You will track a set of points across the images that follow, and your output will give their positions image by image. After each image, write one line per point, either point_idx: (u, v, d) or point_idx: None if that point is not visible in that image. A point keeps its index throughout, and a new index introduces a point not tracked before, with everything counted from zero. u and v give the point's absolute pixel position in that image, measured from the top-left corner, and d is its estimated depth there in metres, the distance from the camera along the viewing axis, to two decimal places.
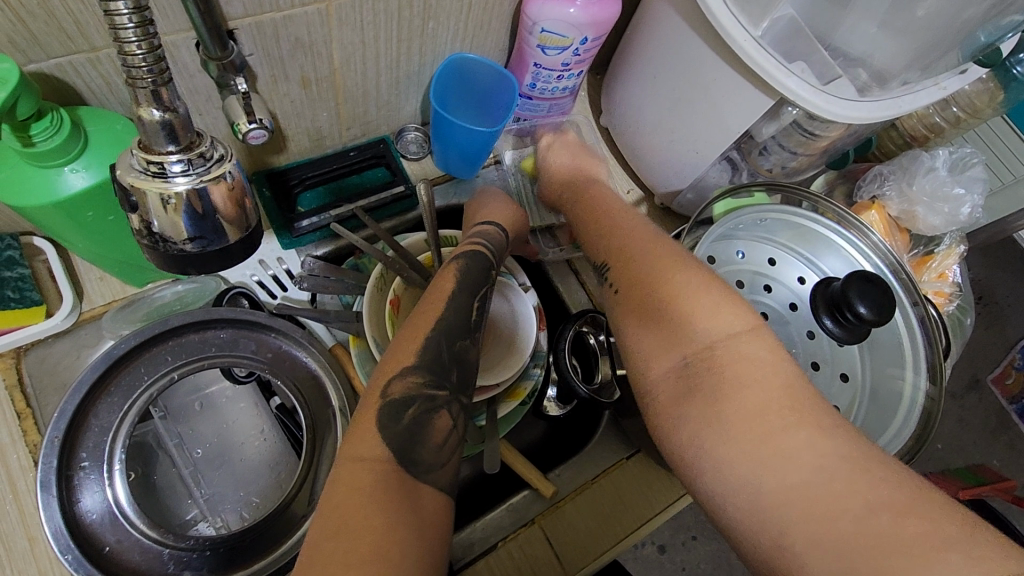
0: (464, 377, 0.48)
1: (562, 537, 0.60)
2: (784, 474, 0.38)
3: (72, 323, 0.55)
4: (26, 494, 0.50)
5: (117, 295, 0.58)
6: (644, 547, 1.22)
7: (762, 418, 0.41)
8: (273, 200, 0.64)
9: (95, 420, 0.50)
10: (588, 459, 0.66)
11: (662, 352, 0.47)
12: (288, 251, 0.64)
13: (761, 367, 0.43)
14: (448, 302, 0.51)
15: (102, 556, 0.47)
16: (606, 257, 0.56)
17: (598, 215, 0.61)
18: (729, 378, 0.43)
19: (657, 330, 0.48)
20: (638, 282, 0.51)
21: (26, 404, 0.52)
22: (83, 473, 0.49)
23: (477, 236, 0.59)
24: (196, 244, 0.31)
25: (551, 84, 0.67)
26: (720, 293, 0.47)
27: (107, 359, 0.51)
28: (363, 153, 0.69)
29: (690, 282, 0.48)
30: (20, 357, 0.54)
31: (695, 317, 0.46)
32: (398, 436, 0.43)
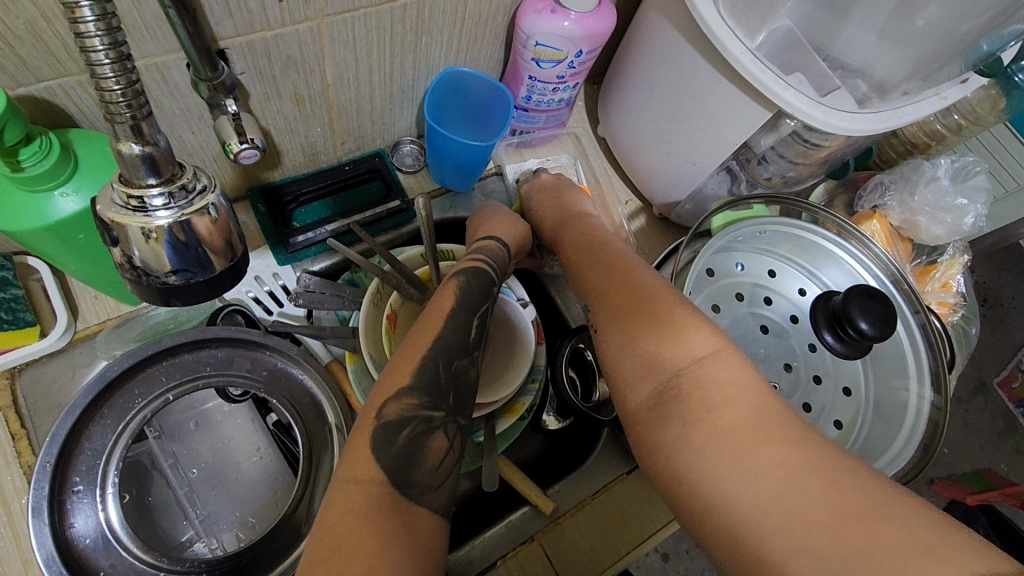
0: (459, 398, 0.47)
1: (561, 554, 0.59)
2: (757, 487, 0.38)
3: (66, 343, 0.55)
4: (21, 516, 0.49)
5: (112, 313, 0.57)
6: (647, 556, 1.22)
7: (731, 439, 0.40)
8: (268, 216, 0.64)
9: (88, 443, 0.50)
10: (588, 474, 0.65)
11: (637, 380, 0.46)
12: (283, 267, 0.63)
13: (728, 389, 0.42)
14: (446, 321, 0.50)
15: None
16: (586, 285, 0.56)
17: (571, 241, 0.61)
18: (704, 401, 0.42)
19: (628, 360, 0.47)
20: (614, 308, 0.50)
21: (21, 425, 0.52)
22: (76, 497, 0.48)
23: (477, 252, 0.58)
24: (182, 278, 0.31)
25: (546, 96, 0.66)
26: (686, 316, 0.47)
27: (100, 381, 0.51)
28: (357, 168, 0.68)
29: (657, 311, 0.48)
30: (15, 378, 0.54)
31: (662, 345, 0.46)
32: (393, 459, 0.42)
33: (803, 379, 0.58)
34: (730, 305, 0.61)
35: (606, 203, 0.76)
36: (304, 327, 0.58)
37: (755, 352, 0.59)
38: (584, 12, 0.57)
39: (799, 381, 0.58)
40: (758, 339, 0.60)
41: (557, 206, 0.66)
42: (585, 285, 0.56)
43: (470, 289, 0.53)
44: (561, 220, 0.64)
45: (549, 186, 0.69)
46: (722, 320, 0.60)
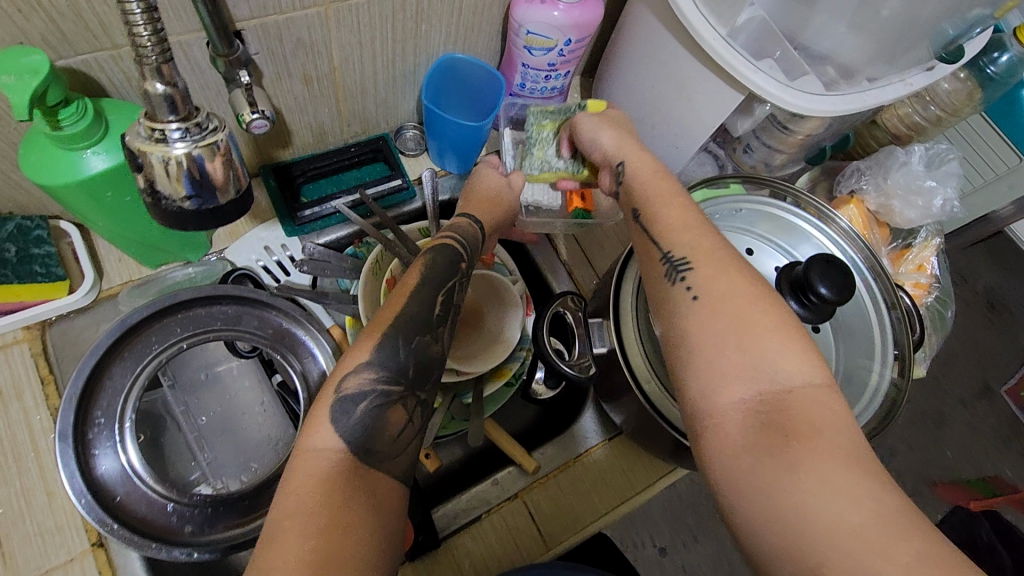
0: (418, 374, 0.48)
1: (545, 511, 0.63)
2: (839, 512, 0.36)
3: (91, 300, 0.61)
4: (47, 452, 0.55)
5: (133, 274, 0.63)
6: (644, 549, 1.18)
7: (832, 463, 0.38)
8: (278, 190, 0.69)
9: (109, 381, 0.55)
10: (572, 440, 0.68)
11: (738, 379, 0.42)
12: (291, 239, 0.68)
13: (833, 421, 0.40)
14: (409, 298, 0.50)
15: (113, 504, 0.51)
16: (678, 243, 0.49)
17: (657, 190, 0.53)
18: (809, 420, 0.40)
19: (732, 354, 0.43)
20: (728, 296, 0.45)
21: (49, 371, 0.58)
22: (97, 429, 0.53)
23: (449, 229, 0.58)
24: (200, 203, 0.36)
25: (539, 84, 0.71)
26: (796, 334, 0.43)
27: (122, 327, 0.56)
28: (362, 149, 0.73)
29: (775, 318, 0.44)
30: (46, 329, 0.59)
31: (775, 352, 0.42)
32: (353, 430, 0.43)
33: None
34: None
35: None
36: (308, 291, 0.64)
37: None
38: (572, 3, 0.62)
39: None
40: None
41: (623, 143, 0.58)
42: (678, 251, 0.49)
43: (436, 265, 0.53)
44: (646, 167, 0.56)
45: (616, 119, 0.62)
46: None
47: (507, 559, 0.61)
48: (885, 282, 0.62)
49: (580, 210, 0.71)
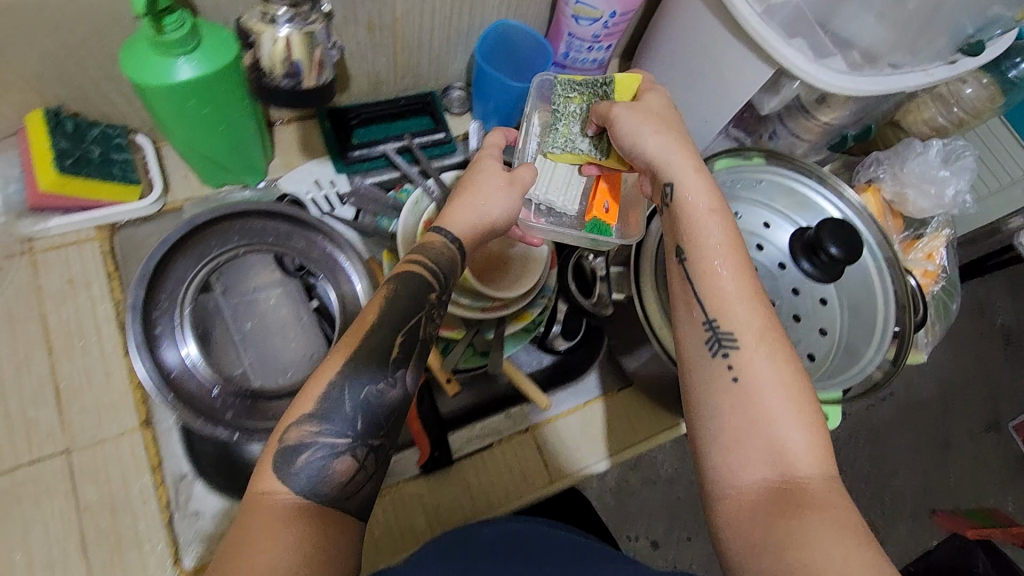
0: (371, 421, 0.42)
1: (552, 448, 0.68)
2: None
3: (157, 210, 0.67)
4: (108, 339, 0.61)
5: (196, 192, 0.69)
6: (637, 541, 1.08)
7: (845, 544, 0.37)
8: (331, 131, 0.75)
9: (174, 270, 0.61)
10: (582, 386, 0.72)
11: (749, 460, 0.41)
12: (340, 176, 0.74)
13: (839, 504, 0.39)
14: (367, 334, 0.44)
15: (168, 377, 0.57)
16: (720, 308, 0.45)
17: (700, 243, 0.48)
18: (815, 502, 0.39)
19: (744, 434, 0.42)
20: (760, 376, 0.43)
21: (115, 268, 0.64)
22: (160, 309, 0.59)
23: (417, 254, 0.49)
24: (292, 82, 0.54)
25: (582, 54, 0.76)
26: (809, 412, 0.42)
27: (189, 225, 0.62)
28: (411, 102, 0.79)
29: (787, 395, 0.43)
30: (115, 232, 0.65)
31: (789, 432, 0.41)
32: (302, 480, 0.40)
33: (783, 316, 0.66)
34: None
35: None
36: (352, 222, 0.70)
37: None
38: None
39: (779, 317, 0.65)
40: None
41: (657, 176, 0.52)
42: (718, 318, 0.45)
43: (395, 308, 0.46)
44: (693, 216, 0.48)
45: (659, 114, 0.53)
46: None
47: (509, 486, 0.66)
48: (898, 275, 0.65)
49: (594, 220, 0.61)
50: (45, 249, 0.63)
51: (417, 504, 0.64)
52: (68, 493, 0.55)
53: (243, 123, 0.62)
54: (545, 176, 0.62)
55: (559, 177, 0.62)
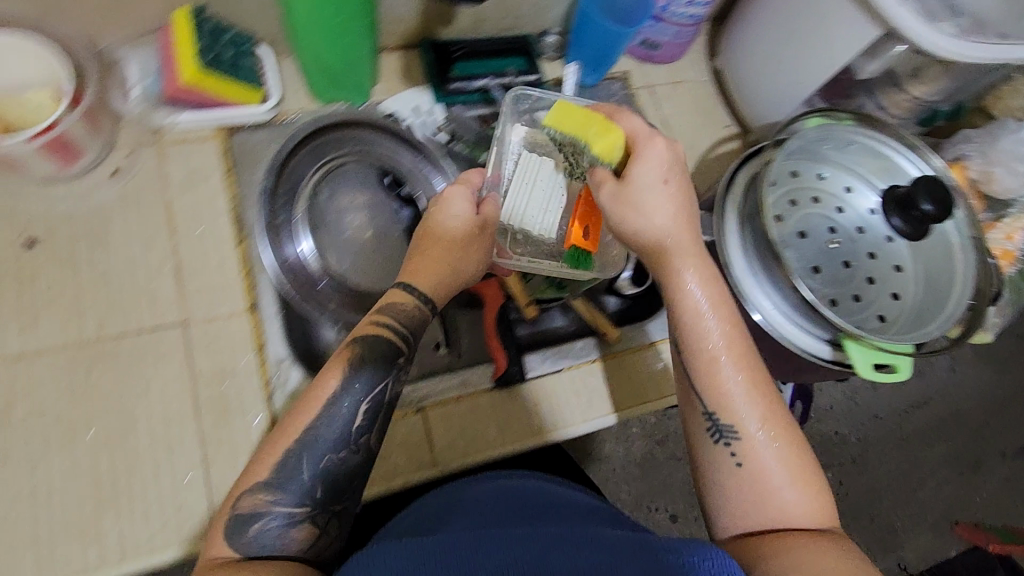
0: (331, 489, 0.46)
1: (619, 380, 0.72)
2: None
3: (271, 118, 0.71)
4: (223, 230, 0.66)
5: (306, 106, 0.73)
6: (656, 513, 1.06)
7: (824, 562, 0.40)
8: (433, 63, 0.78)
9: (295, 168, 0.67)
10: (651, 327, 0.75)
11: (741, 513, 0.47)
12: (437, 106, 0.78)
13: (829, 543, 0.43)
14: (325, 406, 0.46)
15: (283, 260, 0.65)
16: (723, 400, 0.49)
17: (702, 339, 0.51)
18: (804, 542, 0.43)
19: (741, 494, 0.47)
20: (759, 459, 0.47)
21: (231, 168, 0.69)
22: (281, 200, 0.66)
23: (386, 313, 0.52)
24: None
25: (680, 9, 0.77)
26: (806, 471, 0.47)
27: (311, 128, 0.68)
28: (508, 43, 0.81)
29: (785, 452, 0.48)
30: (233, 134, 0.70)
31: (783, 486, 0.46)
32: (250, 544, 0.43)
33: (856, 277, 0.68)
34: (805, 205, 0.70)
35: (707, 121, 0.89)
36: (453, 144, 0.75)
37: (819, 244, 0.69)
38: None
39: (853, 277, 0.68)
40: (824, 236, 0.69)
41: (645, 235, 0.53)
42: (714, 399, 0.49)
43: (357, 378, 0.48)
44: (693, 312, 0.51)
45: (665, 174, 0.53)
46: (796, 213, 0.69)
47: (576, 409, 0.70)
48: (981, 257, 0.65)
49: (575, 252, 0.61)
50: (170, 142, 0.68)
51: (490, 413, 0.68)
52: (183, 360, 0.61)
53: (359, 44, 0.66)
54: (520, 207, 0.62)
55: (536, 199, 0.62)
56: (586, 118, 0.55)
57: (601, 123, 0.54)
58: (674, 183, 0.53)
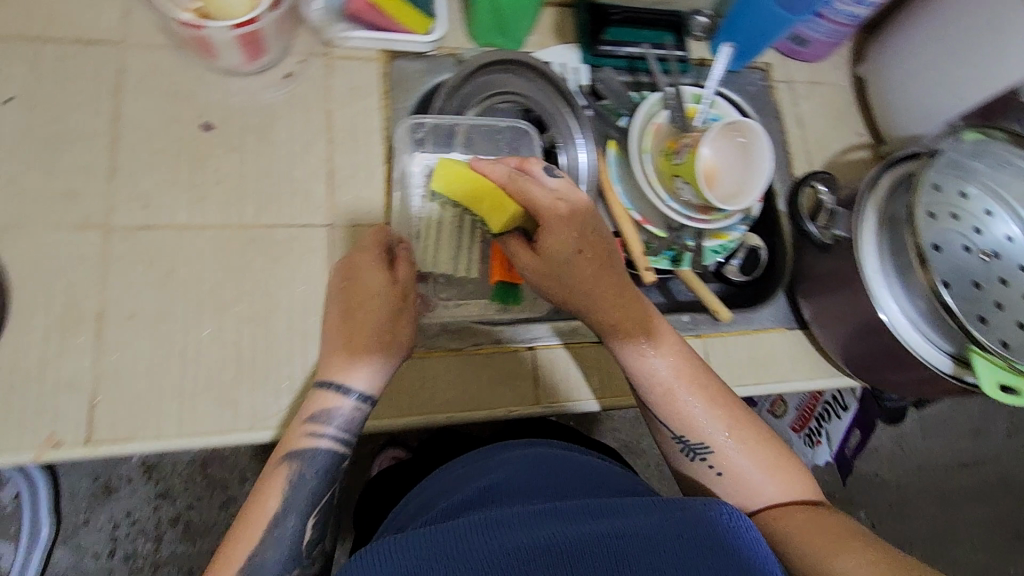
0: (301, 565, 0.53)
1: (719, 357, 0.74)
2: (807, 556, 0.48)
3: (430, 49, 0.74)
4: (373, 147, 0.69)
5: (463, 43, 0.75)
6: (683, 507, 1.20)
7: (810, 535, 0.49)
8: (588, 22, 0.79)
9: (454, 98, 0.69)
10: (757, 315, 0.77)
11: (733, 500, 0.55)
12: (582, 66, 0.80)
13: (808, 514, 0.52)
14: (279, 503, 0.53)
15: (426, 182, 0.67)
16: (684, 420, 0.56)
17: (651, 381, 0.58)
18: (786, 517, 0.52)
19: (731, 489, 0.55)
20: (730, 464, 0.55)
21: (387, 90, 0.72)
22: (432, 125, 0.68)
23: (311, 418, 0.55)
24: None
25: (847, 7, 0.76)
26: (773, 461, 0.55)
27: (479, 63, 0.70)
28: (663, 15, 0.81)
29: (756, 451, 0.56)
30: (393, 59, 0.73)
31: (761, 476, 0.55)
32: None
33: (985, 299, 0.65)
34: (945, 219, 0.67)
35: (840, 125, 0.88)
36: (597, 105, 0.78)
37: (953, 258, 0.66)
38: None
39: (982, 298, 0.65)
40: (958, 252, 0.67)
41: (599, 299, 0.57)
42: (675, 420, 0.57)
43: (315, 458, 0.54)
44: (637, 358, 0.58)
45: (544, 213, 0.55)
46: (935, 223, 0.67)
47: None
48: None
49: (501, 285, 0.68)
50: (339, 56, 0.71)
51: (595, 361, 0.69)
52: (325, 259, 0.65)
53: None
54: (431, 247, 0.66)
55: (449, 243, 0.66)
56: (476, 183, 0.59)
57: (494, 200, 0.57)
58: (575, 228, 0.54)
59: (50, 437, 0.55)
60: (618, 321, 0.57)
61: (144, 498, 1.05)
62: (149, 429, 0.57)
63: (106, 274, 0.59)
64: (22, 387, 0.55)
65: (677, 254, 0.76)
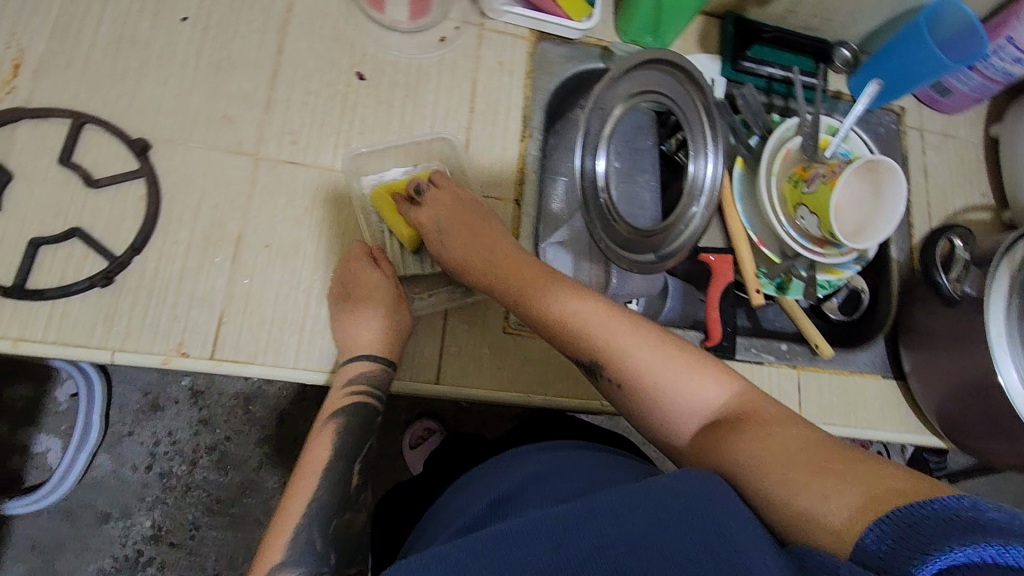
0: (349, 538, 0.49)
1: (812, 392, 0.73)
2: (794, 490, 0.39)
3: (577, 38, 0.74)
4: (510, 124, 0.70)
5: (610, 37, 0.75)
6: None
7: (794, 460, 0.41)
8: (733, 37, 0.79)
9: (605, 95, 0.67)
10: (853, 358, 0.76)
11: (677, 428, 0.48)
12: (721, 78, 0.79)
13: (774, 427, 0.44)
14: (329, 456, 0.52)
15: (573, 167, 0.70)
16: (590, 350, 0.51)
17: (565, 322, 0.52)
18: (757, 436, 0.43)
19: (667, 417, 0.48)
20: (638, 373, 0.49)
21: (530, 70, 0.72)
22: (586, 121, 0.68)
23: (354, 376, 0.56)
24: None
25: (1003, 64, 0.74)
26: (707, 366, 0.49)
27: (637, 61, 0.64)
28: (809, 41, 0.80)
29: (676, 361, 0.49)
30: (539, 41, 0.73)
31: (690, 386, 0.48)
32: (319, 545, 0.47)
33: None
34: None
35: (964, 182, 0.86)
36: (731, 119, 0.77)
37: None
38: None
39: None
40: None
41: (481, 258, 0.58)
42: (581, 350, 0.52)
43: (354, 412, 0.55)
44: (533, 295, 0.54)
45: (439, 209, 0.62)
46: None
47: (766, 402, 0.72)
48: None
49: None
50: (491, 29, 0.72)
51: None
52: None
53: (687, 6, 0.68)
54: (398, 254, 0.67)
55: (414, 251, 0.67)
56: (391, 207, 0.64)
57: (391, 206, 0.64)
58: (447, 204, 0.62)
59: (180, 345, 0.57)
60: (501, 272, 0.57)
61: (186, 422, 0.98)
62: (270, 356, 0.59)
63: (249, 201, 0.61)
64: (161, 294, 0.58)
65: (785, 281, 0.76)
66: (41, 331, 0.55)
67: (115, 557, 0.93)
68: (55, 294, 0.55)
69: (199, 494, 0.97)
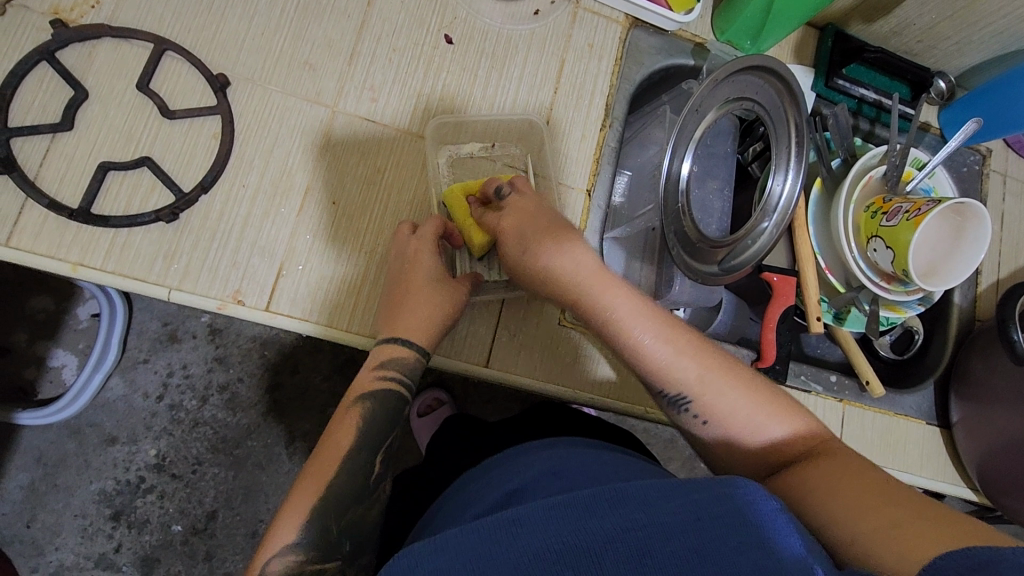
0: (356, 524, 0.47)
1: (853, 428, 0.73)
2: (846, 516, 0.38)
3: (672, 30, 0.70)
4: (592, 110, 0.67)
5: (706, 34, 0.72)
6: None
7: (847, 487, 0.40)
8: (830, 51, 0.76)
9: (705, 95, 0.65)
10: (898, 400, 0.75)
11: (748, 460, 0.47)
12: (811, 92, 0.76)
13: (846, 464, 0.42)
14: (350, 443, 0.49)
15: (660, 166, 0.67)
16: (683, 379, 0.49)
17: (639, 354, 0.50)
18: (822, 468, 0.42)
19: (735, 447, 0.47)
20: (725, 417, 0.47)
21: (619, 56, 0.69)
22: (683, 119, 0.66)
23: (388, 368, 0.52)
24: None
25: None
26: (789, 407, 0.48)
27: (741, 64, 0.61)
28: (909, 67, 0.77)
29: (746, 397, 0.48)
30: (633, 27, 0.70)
31: (766, 421, 0.47)
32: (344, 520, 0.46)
33: None
34: None
35: None
36: (818, 137, 0.74)
37: None
38: None
39: None
40: None
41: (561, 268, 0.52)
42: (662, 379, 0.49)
43: (381, 402, 0.51)
44: (594, 311, 0.52)
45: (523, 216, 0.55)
46: None
47: None
48: None
49: None
50: (587, 8, 0.68)
51: None
52: None
53: (796, 14, 0.63)
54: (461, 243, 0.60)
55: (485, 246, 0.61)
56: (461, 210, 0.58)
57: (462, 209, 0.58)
58: (532, 208, 0.55)
59: (236, 293, 0.56)
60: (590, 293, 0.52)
61: (202, 357, 0.97)
62: (325, 316, 0.57)
63: (321, 153, 0.60)
64: (223, 237, 0.56)
65: (843, 312, 0.74)
66: (101, 259, 0.54)
67: (117, 481, 0.93)
68: (119, 223, 0.54)
69: (205, 431, 0.95)
